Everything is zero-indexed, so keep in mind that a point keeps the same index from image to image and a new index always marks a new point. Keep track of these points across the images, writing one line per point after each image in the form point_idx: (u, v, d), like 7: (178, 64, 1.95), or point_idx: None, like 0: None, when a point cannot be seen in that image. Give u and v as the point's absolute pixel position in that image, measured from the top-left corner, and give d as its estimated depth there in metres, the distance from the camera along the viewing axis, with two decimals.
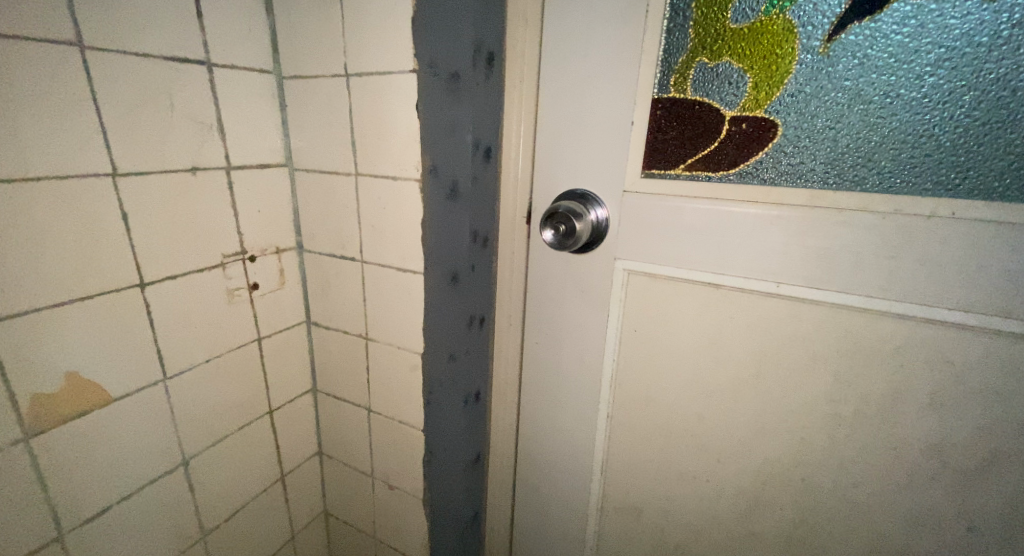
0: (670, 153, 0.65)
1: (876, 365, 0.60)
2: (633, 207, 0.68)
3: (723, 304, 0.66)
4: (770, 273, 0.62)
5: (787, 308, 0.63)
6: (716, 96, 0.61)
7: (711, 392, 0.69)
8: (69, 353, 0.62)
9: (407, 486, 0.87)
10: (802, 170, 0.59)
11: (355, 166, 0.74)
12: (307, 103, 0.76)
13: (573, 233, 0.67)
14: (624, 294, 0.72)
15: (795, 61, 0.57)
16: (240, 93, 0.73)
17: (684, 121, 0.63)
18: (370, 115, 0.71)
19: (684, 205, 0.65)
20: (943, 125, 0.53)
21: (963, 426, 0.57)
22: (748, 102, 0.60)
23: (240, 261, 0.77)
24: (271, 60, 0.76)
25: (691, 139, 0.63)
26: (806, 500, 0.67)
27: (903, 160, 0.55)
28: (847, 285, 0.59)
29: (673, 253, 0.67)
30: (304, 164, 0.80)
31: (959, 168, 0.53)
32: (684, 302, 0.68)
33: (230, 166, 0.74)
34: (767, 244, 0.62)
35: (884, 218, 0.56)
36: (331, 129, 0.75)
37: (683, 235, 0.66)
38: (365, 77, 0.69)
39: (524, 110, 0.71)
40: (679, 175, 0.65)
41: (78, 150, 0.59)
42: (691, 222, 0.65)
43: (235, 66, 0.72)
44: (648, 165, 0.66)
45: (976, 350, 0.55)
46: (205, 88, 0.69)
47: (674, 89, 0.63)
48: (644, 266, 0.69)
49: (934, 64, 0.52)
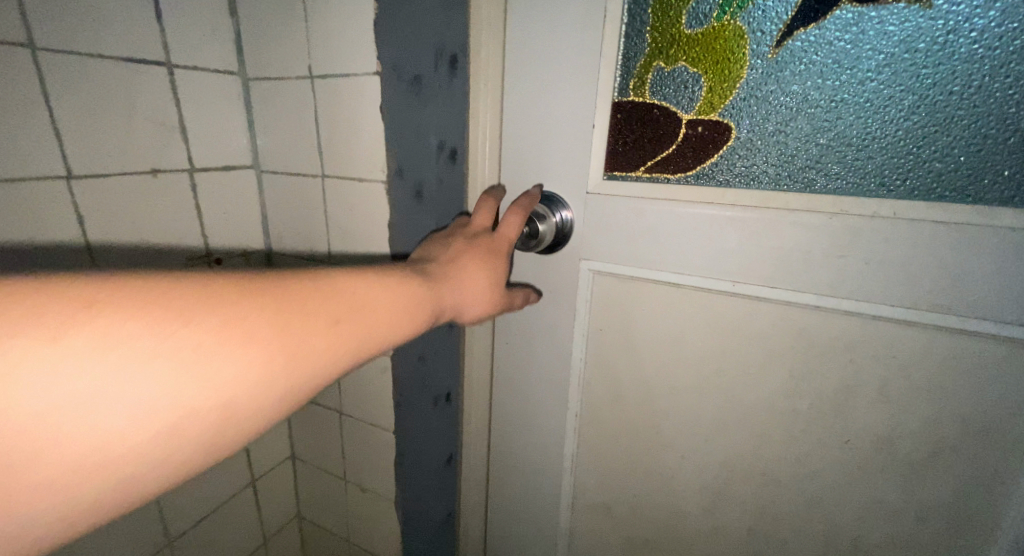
0: (631, 155, 0.66)
1: (828, 361, 0.62)
2: (596, 209, 0.69)
3: (685, 304, 0.67)
4: (728, 274, 0.64)
5: (744, 306, 0.64)
6: (672, 100, 0.63)
7: (677, 390, 0.71)
8: None
9: (379, 488, 0.87)
10: (754, 172, 0.61)
11: (322, 168, 0.74)
12: (273, 104, 0.76)
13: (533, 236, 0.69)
14: (590, 294, 0.73)
15: (746, 66, 0.58)
16: (204, 93, 0.72)
17: (644, 124, 0.65)
18: (336, 118, 0.70)
19: (644, 208, 0.66)
20: (884, 129, 0.55)
21: (910, 418, 0.59)
22: (703, 106, 0.61)
23: (205, 264, 0.77)
24: (237, 61, 0.76)
25: (650, 142, 0.65)
26: (766, 494, 0.69)
27: (849, 162, 0.57)
28: (798, 284, 0.61)
29: (635, 255, 0.68)
30: (270, 165, 0.79)
31: (900, 170, 0.55)
32: (647, 301, 0.69)
33: (193, 167, 0.73)
34: (722, 245, 0.63)
35: (831, 218, 0.58)
36: (298, 131, 0.75)
37: (642, 237, 0.67)
38: (331, 79, 0.69)
39: (490, 114, 0.71)
40: (640, 177, 0.66)
41: (32, 151, 0.58)
42: (651, 225, 0.66)
43: (197, 67, 0.71)
44: (610, 168, 0.68)
45: (920, 345, 0.57)
46: (166, 88, 0.68)
47: (633, 93, 0.64)
48: (608, 266, 0.70)
49: (874, 69, 0.53)
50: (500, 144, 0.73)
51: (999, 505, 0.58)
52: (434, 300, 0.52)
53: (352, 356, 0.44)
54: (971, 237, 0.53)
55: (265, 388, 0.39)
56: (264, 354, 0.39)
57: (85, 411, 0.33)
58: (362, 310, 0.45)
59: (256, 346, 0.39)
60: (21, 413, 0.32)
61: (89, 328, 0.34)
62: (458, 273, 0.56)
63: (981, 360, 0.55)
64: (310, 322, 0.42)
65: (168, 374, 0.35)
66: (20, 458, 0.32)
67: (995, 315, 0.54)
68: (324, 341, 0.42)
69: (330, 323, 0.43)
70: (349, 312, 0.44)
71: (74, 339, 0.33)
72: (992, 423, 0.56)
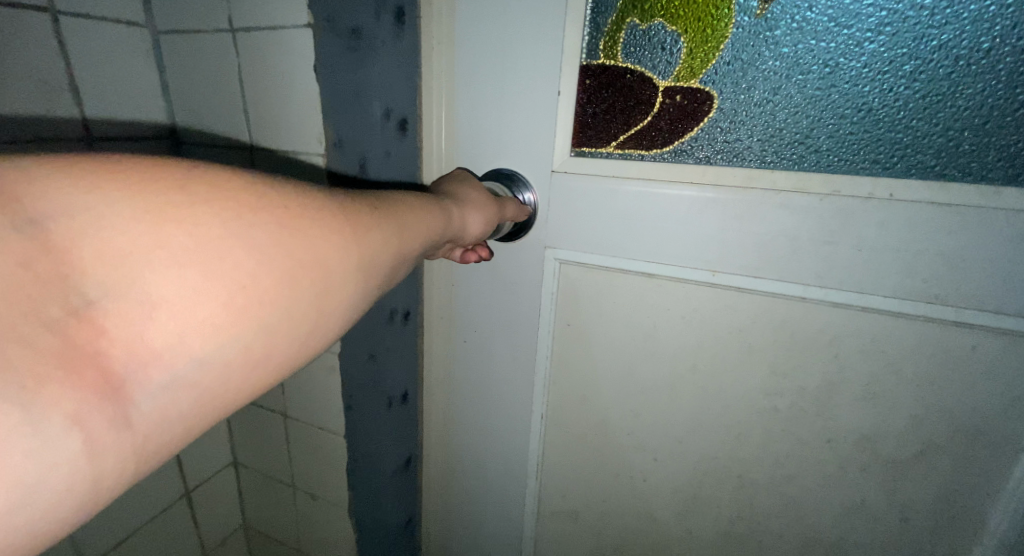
0: (602, 128, 0.59)
1: (813, 354, 0.57)
2: (561, 190, 0.62)
3: (660, 294, 0.61)
4: (708, 262, 0.57)
5: (723, 299, 0.59)
6: (648, 63, 0.55)
7: (650, 386, 0.65)
8: None
9: (330, 496, 0.79)
10: (738, 148, 0.54)
11: (250, 140, 0.64)
12: (187, 64, 0.65)
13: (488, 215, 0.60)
14: (556, 286, 0.66)
15: (733, 25, 0.51)
16: (100, 50, 0.62)
17: (616, 92, 0.57)
18: (261, 79, 0.60)
19: (616, 188, 0.59)
20: (883, 99, 0.48)
21: (896, 416, 0.55)
22: (683, 71, 0.54)
23: None
24: (141, 11, 0.65)
25: (622, 113, 0.58)
26: (743, 496, 0.65)
27: (842, 136, 0.51)
28: (784, 274, 0.55)
29: (606, 242, 0.61)
30: (191, 137, 0.69)
31: (898, 145, 0.49)
32: (619, 293, 0.63)
33: (92, 137, 0.63)
34: (701, 230, 0.57)
35: (822, 200, 0.52)
36: (218, 97, 0.65)
37: (613, 221, 0.60)
38: (252, 33, 0.59)
39: (444, 79, 0.62)
40: (612, 154, 0.59)
41: None
42: (623, 208, 0.59)
43: (91, 15, 0.60)
44: (580, 142, 0.60)
45: (911, 339, 0.53)
46: (50, 41, 0.57)
47: (604, 55, 0.56)
48: (575, 255, 0.63)
49: (875, 29, 0.47)
50: (456, 114, 0.64)
51: (983, 506, 0.54)
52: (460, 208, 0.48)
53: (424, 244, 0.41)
54: (970, 220, 0.48)
55: (367, 260, 0.35)
56: (346, 221, 0.34)
57: (221, 252, 0.28)
58: (399, 205, 0.40)
59: (343, 218, 0.34)
60: (173, 244, 0.27)
61: (203, 179, 0.29)
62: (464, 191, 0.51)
63: (976, 354, 0.51)
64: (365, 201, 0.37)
65: (280, 228, 0.31)
66: (183, 289, 0.27)
67: (991, 305, 0.49)
68: (383, 228, 0.37)
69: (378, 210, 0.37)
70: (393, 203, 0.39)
71: (198, 185, 0.29)
72: (982, 422, 0.52)
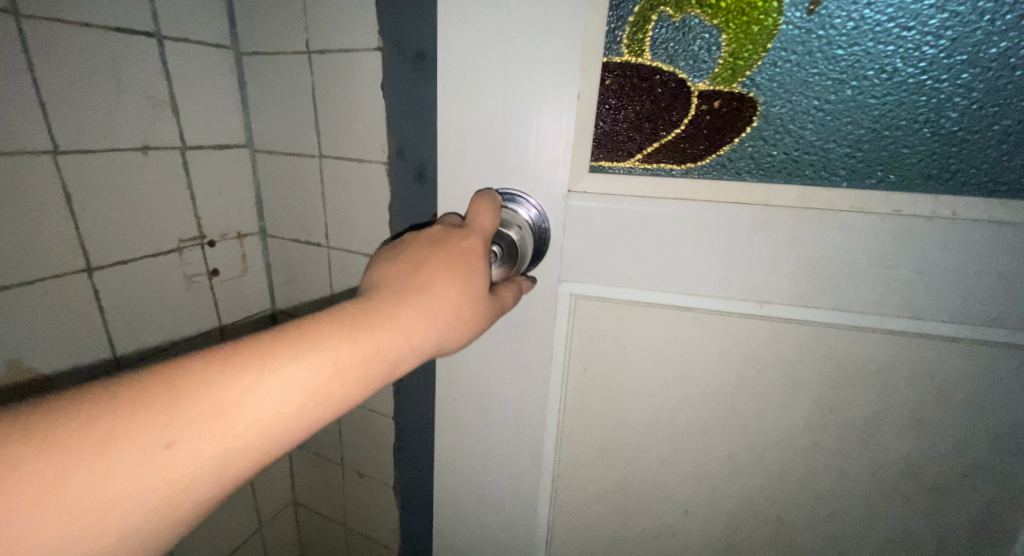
0: (629, 134, 0.57)
1: (856, 368, 0.55)
2: (583, 216, 0.57)
3: (696, 329, 0.58)
4: (751, 288, 0.55)
5: (767, 331, 0.56)
6: (681, 63, 0.53)
7: (685, 407, 0.62)
8: (12, 342, 0.56)
9: (378, 475, 0.86)
10: (786, 162, 0.53)
11: (319, 148, 0.72)
12: (268, 82, 0.73)
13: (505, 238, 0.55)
14: (571, 320, 0.62)
15: (780, 23, 0.49)
16: (195, 69, 0.69)
17: (646, 98, 0.55)
18: (335, 94, 0.68)
19: (648, 213, 0.55)
20: (937, 108, 0.48)
21: (943, 443, 0.54)
22: (721, 73, 0.52)
23: (198, 246, 0.74)
24: (228, 35, 0.73)
25: (648, 121, 0.56)
26: (780, 543, 0.63)
27: (894, 147, 0.49)
28: (836, 302, 0.53)
29: (631, 271, 0.58)
30: (265, 146, 0.77)
31: (949, 156, 0.49)
32: (647, 329, 0.60)
33: (185, 145, 0.70)
34: (751, 255, 0.53)
35: (883, 220, 0.49)
36: (293, 111, 0.72)
37: (641, 248, 0.57)
38: (330, 54, 0.67)
39: (455, 83, 0.56)
40: (635, 167, 0.57)
41: (16, 123, 0.54)
42: (654, 236, 0.56)
43: (189, 39, 0.68)
44: (598, 155, 0.57)
45: (960, 364, 0.51)
46: (156, 61, 0.65)
47: (628, 53, 0.54)
48: (596, 290, 0.60)
49: (935, 34, 0.46)
50: (463, 122, 0.58)
51: None
52: (355, 358, 0.41)
53: (296, 428, 0.40)
54: None
55: (170, 504, 0.36)
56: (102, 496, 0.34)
57: None
58: (221, 412, 0.37)
59: (114, 480, 0.35)
60: None
61: None
62: (388, 314, 0.43)
63: None
64: (153, 436, 0.35)
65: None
66: None
67: None
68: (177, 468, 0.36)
69: (157, 448, 0.35)
70: (209, 421, 0.37)
71: None
72: None
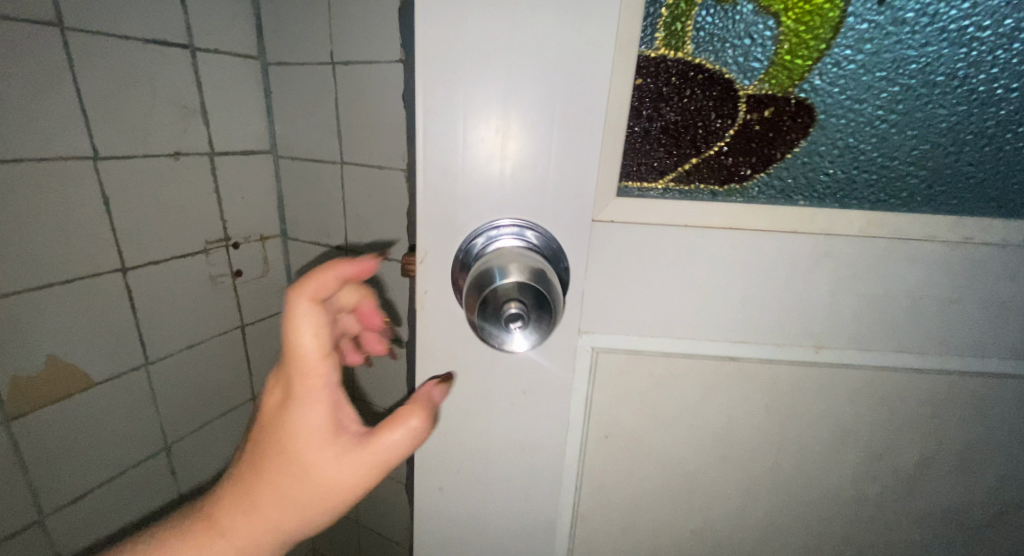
0: (661, 148, 0.39)
1: (947, 431, 0.44)
2: (606, 246, 0.39)
3: (737, 385, 0.43)
4: (821, 340, 0.41)
5: (824, 380, 0.43)
6: (728, 62, 0.38)
7: (746, 489, 0.47)
8: (52, 336, 0.59)
9: (391, 472, 0.88)
10: (849, 180, 0.40)
11: (340, 155, 0.75)
12: (292, 91, 0.76)
13: (529, 280, 0.33)
14: (591, 387, 0.44)
15: (843, 18, 0.37)
16: (224, 78, 0.73)
17: (685, 101, 0.39)
18: (358, 104, 0.71)
19: (695, 240, 0.39)
20: (999, 125, 0.39)
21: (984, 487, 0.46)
22: (775, 77, 0.38)
23: (223, 248, 0.77)
24: (255, 46, 0.76)
25: (686, 133, 0.39)
26: None
27: (956, 168, 0.40)
28: (900, 345, 0.41)
29: (675, 318, 0.41)
30: (288, 152, 0.80)
31: (1009, 179, 0.40)
32: (679, 387, 0.44)
33: (213, 152, 0.73)
34: (806, 296, 0.40)
35: (952, 250, 0.39)
36: (316, 119, 0.75)
37: (683, 286, 0.40)
38: (354, 66, 0.70)
39: (440, 96, 0.35)
40: (668, 190, 0.40)
41: (62, 130, 0.57)
42: (702, 270, 0.40)
43: (220, 50, 0.71)
44: (626, 172, 0.39)
45: (1007, 404, 0.43)
46: (188, 71, 0.68)
47: (662, 43, 0.37)
48: (620, 342, 0.42)
49: (1010, 34, 0.37)
50: (455, 152, 0.36)
51: None
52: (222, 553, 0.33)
53: None
54: None
55: None
56: None
57: None
58: None
59: None
60: None
61: None
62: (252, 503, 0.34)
63: None
64: None
65: None
66: None
67: None
68: None
69: None
70: None
71: None
72: None
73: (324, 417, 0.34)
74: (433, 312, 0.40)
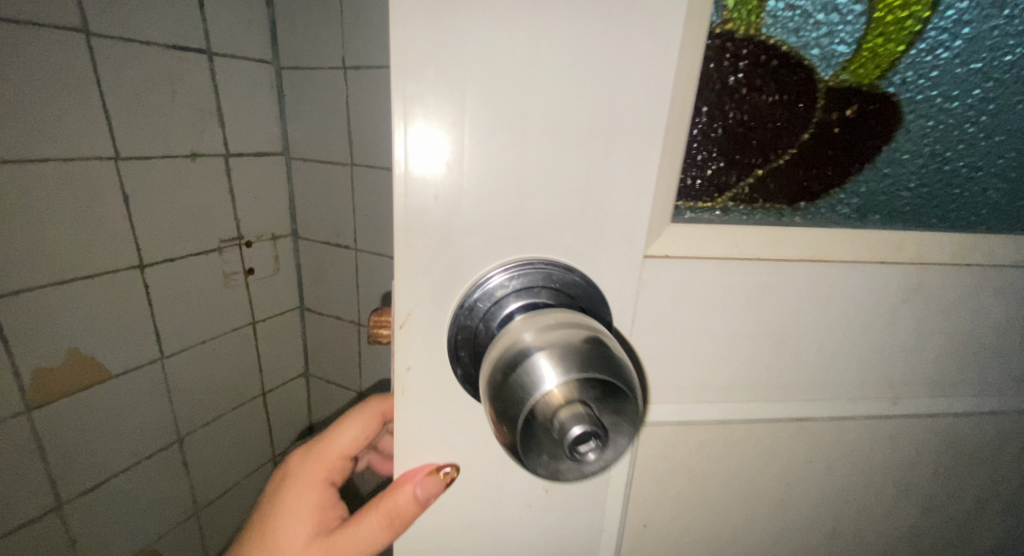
0: (719, 156, 0.31)
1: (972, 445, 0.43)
2: (662, 287, 0.31)
3: (800, 441, 0.39)
4: (879, 381, 0.38)
5: (888, 429, 0.40)
6: (807, 43, 0.30)
7: (789, 539, 0.43)
8: (74, 329, 0.62)
9: None
10: (930, 197, 0.35)
11: (351, 157, 0.77)
12: (305, 95, 0.79)
13: (584, 370, 0.22)
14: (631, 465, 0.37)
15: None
16: (239, 82, 0.75)
17: (753, 96, 0.30)
18: (369, 108, 0.73)
19: (770, 277, 0.33)
20: None
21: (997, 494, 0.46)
22: (857, 64, 0.31)
23: (237, 247, 0.79)
24: (270, 51, 0.78)
25: (751, 137, 0.31)
26: None
27: None
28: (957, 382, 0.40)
29: (739, 368, 0.35)
30: (300, 154, 0.82)
31: None
32: (736, 451, 0.39)
33: (228, 153, 0.75)
34: (886, 338, 0.36)
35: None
36: (328, 121, 0.77)
37: (754, 333, 0.34)
38: (365, 71, 0.72)
39: (436, 105, 0.25)
40: (732, 210, 0.32)
41: (87, 131, 0.60)
42: (776, 315, 0.34)
43: (236, 56, 0.74)
44: (681, 190, 0.31)
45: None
46: (206, 75, 0.71)
47: (730, 16, 0.28)
48: (674, 405, 0.36)
49: None
50: (456, 177, 0.26)
51: None
52: None
53: None
54: None
55: None
56: None
57: None
58: None
59: None
60: None
61: None
62: None
63: None
64: None
65: None
66: None
67: None
68: None
69: None
70: None
71: None
72: None
73: (314, 499, 0.41)
74: (423, 392, 0.31)
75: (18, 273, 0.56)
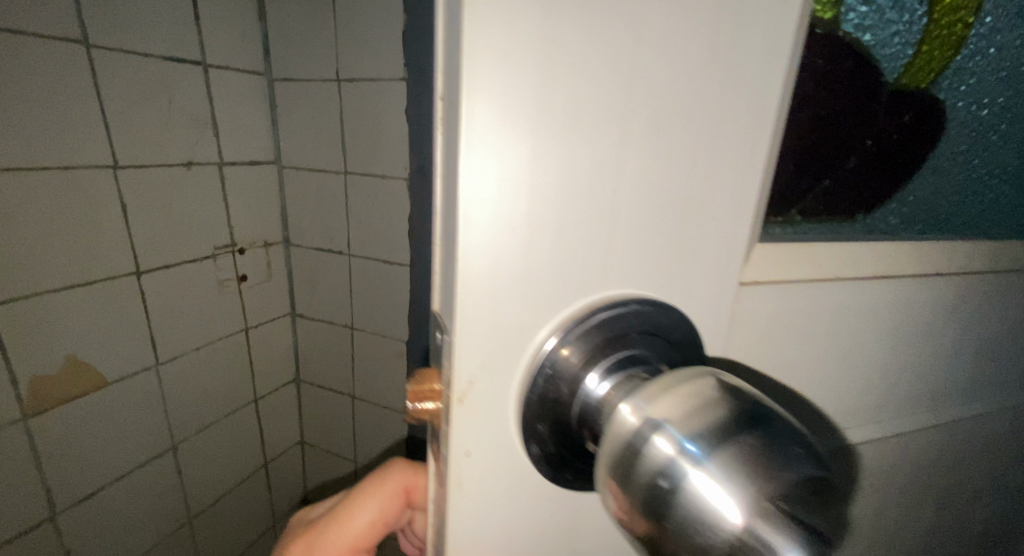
0: (792, 164, 0.28)
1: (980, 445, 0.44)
2: (750, 315, 0.27)
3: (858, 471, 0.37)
4: (927, 398, 0.37)
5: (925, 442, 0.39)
6: (877, 41, 0.29)
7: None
8: (70, 336, 0.62)
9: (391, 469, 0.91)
10: (956, 211, 0.35)
11: (345, 165, 0.79)
12: (298, 106, 0.81)
13: (783, 471, 0.18)
14: None
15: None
16: (233, 92, 0.77)
17: (827, 99, 0.28)
18: (362, 118, 0.76)
19: (854, 298, 0.30)
20: None
21: (993, 483, 0.48)
22: (915, 67, 0.30)
23: (230, 253, 0.80)
24: (263, 63, 0.80)
25: (816, 148, 0.29)
26: None
27: None
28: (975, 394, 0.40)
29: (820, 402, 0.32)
30: (293, 163, 0.84)
31: None
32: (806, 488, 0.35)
33: (222, 162, 0.77)
34: (939, 353, 0.35)
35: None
36: (321, 130, 0.80)
37: (830, 359, 0.31)
38: (359, 82, 0.75)
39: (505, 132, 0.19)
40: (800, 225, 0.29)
41: (87, 139, 0.61)
42: (851, 338, 0.31)
43: (230, 68, 0.76)
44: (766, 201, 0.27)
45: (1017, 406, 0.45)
46: (200, 86, 0.72)
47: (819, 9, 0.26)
48: None
49: None
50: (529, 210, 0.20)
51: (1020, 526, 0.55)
52: None
53: None
54: None
55: None
56: None
57: None
58: None
59: None
60: None
61: None
62: None
63: None
64: None
65: None
66: None
67: None
68: None
69: None
70: None
71: None
72: None
73: None
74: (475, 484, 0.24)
75: (17, 280, 0.57)
